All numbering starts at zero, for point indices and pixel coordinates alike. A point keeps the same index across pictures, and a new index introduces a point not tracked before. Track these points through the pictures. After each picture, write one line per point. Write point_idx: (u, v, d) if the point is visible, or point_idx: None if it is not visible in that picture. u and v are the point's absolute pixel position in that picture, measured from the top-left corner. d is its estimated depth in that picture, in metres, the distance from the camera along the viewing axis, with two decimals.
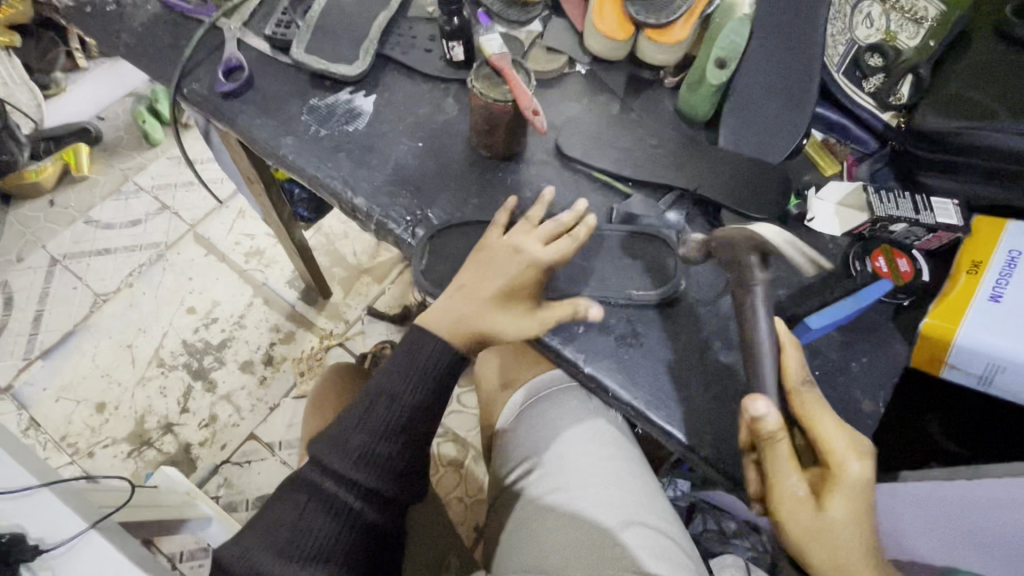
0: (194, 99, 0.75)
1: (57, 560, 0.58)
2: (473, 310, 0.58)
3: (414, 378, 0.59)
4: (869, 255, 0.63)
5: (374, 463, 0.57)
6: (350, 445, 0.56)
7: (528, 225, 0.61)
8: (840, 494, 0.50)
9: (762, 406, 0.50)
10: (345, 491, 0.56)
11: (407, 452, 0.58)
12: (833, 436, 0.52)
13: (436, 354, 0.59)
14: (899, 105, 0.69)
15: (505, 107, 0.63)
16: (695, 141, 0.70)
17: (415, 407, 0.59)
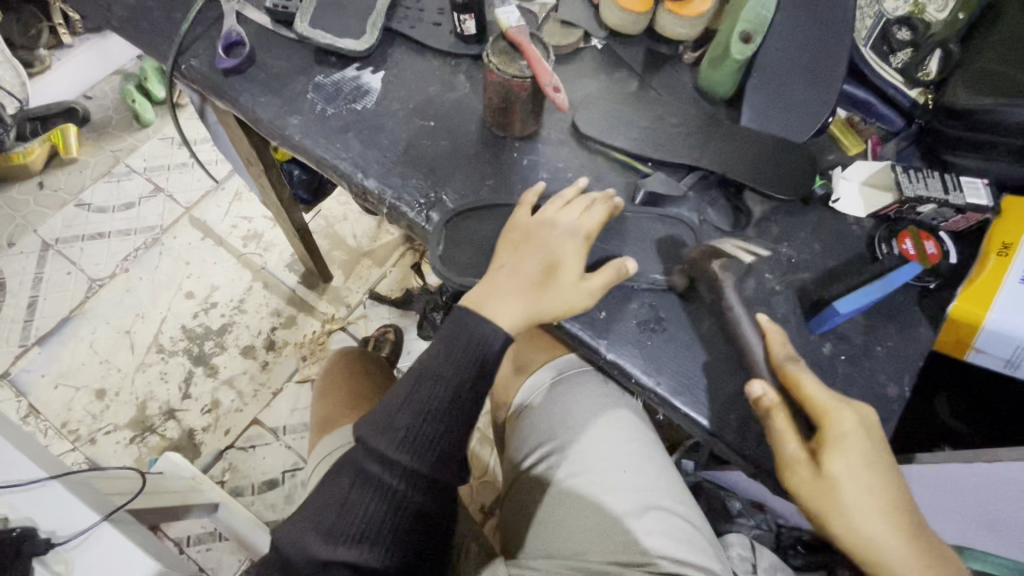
0: (192, 76, 0.71)
1: (71, 552, 0.57)
2: (518, 285, 0.57)
3: (458, 356, 0.56)
4: (895, 237, 0.61)
5: (417, 445, 0.55)
6: (394, 427, 0.55)
7: (560, 203, 0.60)
8: (841, 451, 0.49)
9: (755, 385, 0.53)
10: (388, 473, 0.55)
11: (451, 433, 0.56)
12: (820, 396, 0.51)
13: (480, 331, 0.56)
14: (927, 81, 0.67)
15: (524, 83, 0.60)
16: (717, 119, 0.67)
17: (461, 387, 0.56)
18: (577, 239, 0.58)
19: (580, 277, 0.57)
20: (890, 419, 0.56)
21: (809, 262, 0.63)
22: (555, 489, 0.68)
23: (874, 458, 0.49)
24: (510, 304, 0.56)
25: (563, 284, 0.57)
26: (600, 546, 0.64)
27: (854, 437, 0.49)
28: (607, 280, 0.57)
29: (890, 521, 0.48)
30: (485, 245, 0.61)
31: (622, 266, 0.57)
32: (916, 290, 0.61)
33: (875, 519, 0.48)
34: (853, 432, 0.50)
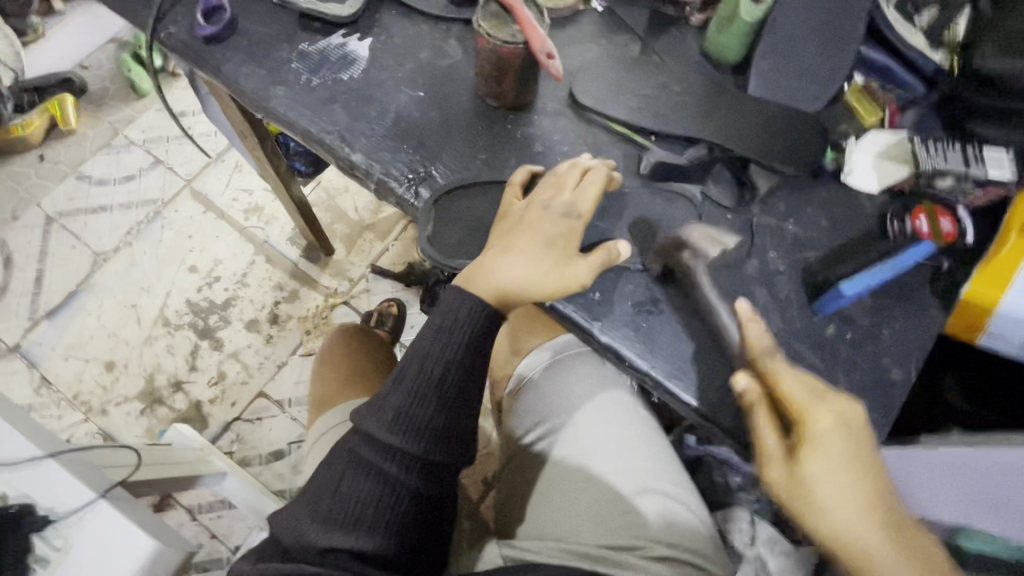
0: (172, 45, 0.68)
1: (69, 528, 0.58)
2: (508, 264, 0.54)
3: (448, 337, 0.55)
4: (909, 213, 0.58)
5: (409, 428, 0.54)
6: (385, 411, 0.54)
7: (555, 177, 0.57)
8: (817, 448, 0.48)
9: (735, 384, 0.52)
10: (380, 457, 0.54)
11: (445, 415, 0.55)
12: (798, 393, 0.50)
13: (468, 308, 0.54)
14: (953, 43, 0.63)
15: (516, 50, 0.57)
16: (723, 87, 0.64)
17: (453, 366, 0.55)
18: (572, 217, 0.55)
19: (574, 258, 0.54)
20: (894, 405, 0.54)
21: (817, 239, 0.60)
22: (551, 469, 0.68)
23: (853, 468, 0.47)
24: (501, 284, 0.54)
25: (557, 262, 0.54)
26: (595, 528, 0.64)
27: (829, 437, 0.48)
28: (602, 260, 0.54)
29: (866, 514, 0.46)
30: (477, 224, 0.59)
31: (613, 247, 0.54)
32: (929, 270, 0.58)
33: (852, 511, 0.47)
34: (830, 432, 0.48)
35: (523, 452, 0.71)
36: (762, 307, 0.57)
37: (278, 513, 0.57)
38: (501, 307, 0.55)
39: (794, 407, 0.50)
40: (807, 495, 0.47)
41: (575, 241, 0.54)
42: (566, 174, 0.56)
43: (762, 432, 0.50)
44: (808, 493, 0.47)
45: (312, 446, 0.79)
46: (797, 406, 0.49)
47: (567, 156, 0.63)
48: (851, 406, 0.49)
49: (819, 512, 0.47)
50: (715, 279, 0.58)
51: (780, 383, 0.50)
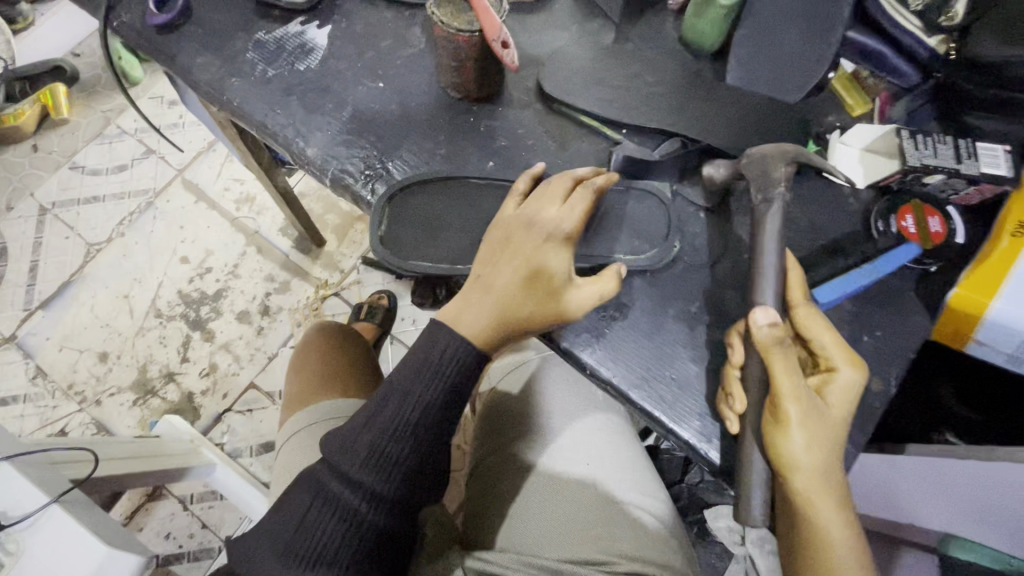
0: (126, 35, 0.65)
1: (21, 534, 0.57)
2: (499, 296, 0.50)
3: (430, 374, 0.51)
4: (895, 212, 0.54)
5: (383, 464, 0.51)
6: (357, 445, 0.50)
7: (540, 193, 0.52)
8: (833, 400, 0.46)
9: (760, 316, 0.46)
10: (349, 493, 0.50)
11: (421, 451, 0.52)
12: (821, 343, 0.48)
13: (453, 349, 0.51)
14: (951, 27, 0.56)
15: (471, 38, 0.53)
16: (699, 77, 0.60)
17: (433, 404, 0.51)
18: (561, 235, 0.50)
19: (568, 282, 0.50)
20: (870, 419, 0.51)
21: (797, 238, 0.56)
22: (518, 478, 0.66)
23: (843, 424, 0.47)
24: (494, 319, 0.50)
25: (551, 290, 0.49)
26: (559, 541, 0.62)
27: (809, 396, 0.45)
28: (607, 289, 0.50)
29: (827, 466, 0.46)
30: (432, 223, 0.55)
31: (619, 266, 0.51)
32: (914, 273, 0.54)
33: (824, 458, 0.46)
34: (852, 389, 0.47)
35: (500, 464, 0.68)
36: (733, 312, 0.54)
37: (234, 543, 0.52)
38: (495, 343, 0.51)
39: (822, 355, 0.48)
40: (797, 437, 0.45)
41: (567, 262, 0.50)
42: (553, 188, 0.51)
43: (783, 368, 0.45)
44: (795, 439, 0.45)
45: (281, 446, 0.78)
46: (832, 355, 0.47)
47: (532, 150, 0.60)
48: (851, 362, 0.47)
49: (801, 457, 0.45)
50: (684, 282, 0.55)
51: (812, 327, 0.48)
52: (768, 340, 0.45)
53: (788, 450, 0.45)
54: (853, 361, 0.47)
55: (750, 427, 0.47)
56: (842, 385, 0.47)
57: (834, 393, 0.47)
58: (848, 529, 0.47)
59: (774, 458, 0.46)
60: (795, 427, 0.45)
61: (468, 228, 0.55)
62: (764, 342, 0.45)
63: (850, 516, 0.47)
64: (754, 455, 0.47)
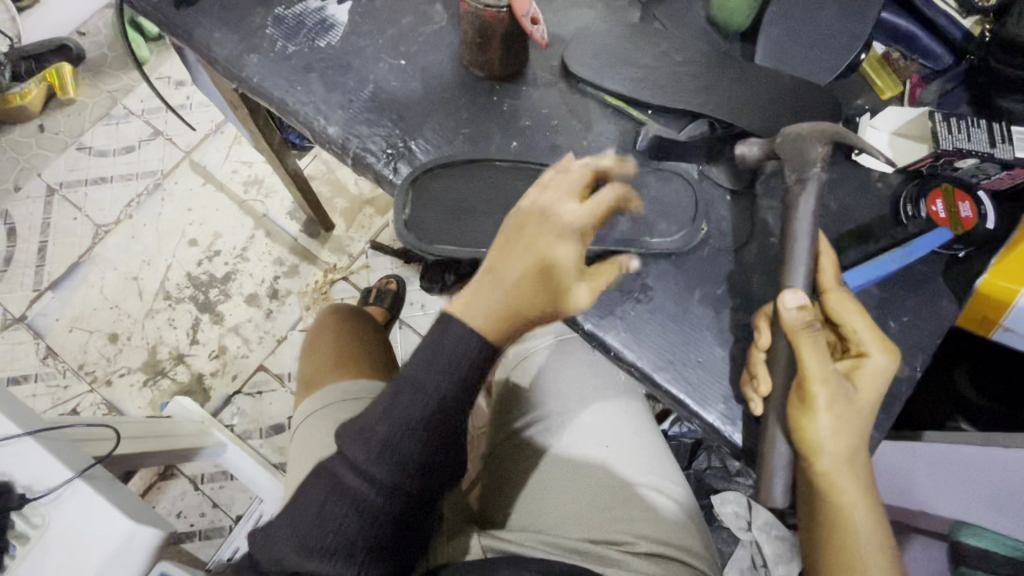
0: (141, 9, 0.64)
1: (46, 507, 0.57)
2: (510, 288, 0.47)
3: (443, 366, 0.47)
4: (924, 197, 0.53)
5: (397, 459, 0.47)
6: (372, 437, 0.47)
7: (555, 185, 0.50)
8: (863, 386, 0.46)
9: (789, 297, 0.46)
10: (364, 486, 0.47)
11: (436, 443, 0.48)
12: (857, 326, 0.47)
13: (468, 337, 0.47)
14: (986, 7, 0.57)
15: (498, 14, 0.52)
16: (728, 57, 0.59)
17: (448, 396, 0.48)
18: (575, 232, 0.49)
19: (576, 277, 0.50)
20: (895, 404, 0.51)
21: (824, 223, 0.55)
22: (536, 459, 0.66)
23: (872, 409, 0.46)
24: (503, 311, 0.47)
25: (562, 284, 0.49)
26: (575, 524, 0.62)
27: (839, 385, 0.45)
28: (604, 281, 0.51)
29: (853, 451, 0.46)
30: (457, 206, 0.55)
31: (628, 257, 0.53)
32: (943, 259, 0.53)
33: (851, 444, 0.45)
34: (882, 374, 0.46)
35: (516, 443, 0.68)
36: (759, 296, 0.54)
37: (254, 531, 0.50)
38: (500, 338, 0.48)
39: (853, 339, 0.47)
40: (824, 421, 0.44)
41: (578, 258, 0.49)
42: (568, 183, 0.51)
43: (810, 352, 0.45)
44: (823, 422, 0.44)
45: (298, 426, 0.78)
46: (864, 339, 0.47)
47: (556, 131, 0.59)
48: (887, 347, 0.47)
49: (826, 440, 0.45)
50: (709, 265, 0.55)
51: (845, 312, 0.47)
52: (796, 322, 0.45)
53: (816, 435, 0.45)
54: (888, 347, 0.47)
55: (775, 409, 0.47)
56: (874, 371, 0.46)
57: (867, 378, 0.46)
58: (870, 512, 0.47)
59: (800, 441, 0.46)
60: (824, 411, 0.44)
61: (492, 212, 0.55)
62: (793, 325, 0.45)
63: (872, 499, 0.47)
64: (779, 437, 0.47)
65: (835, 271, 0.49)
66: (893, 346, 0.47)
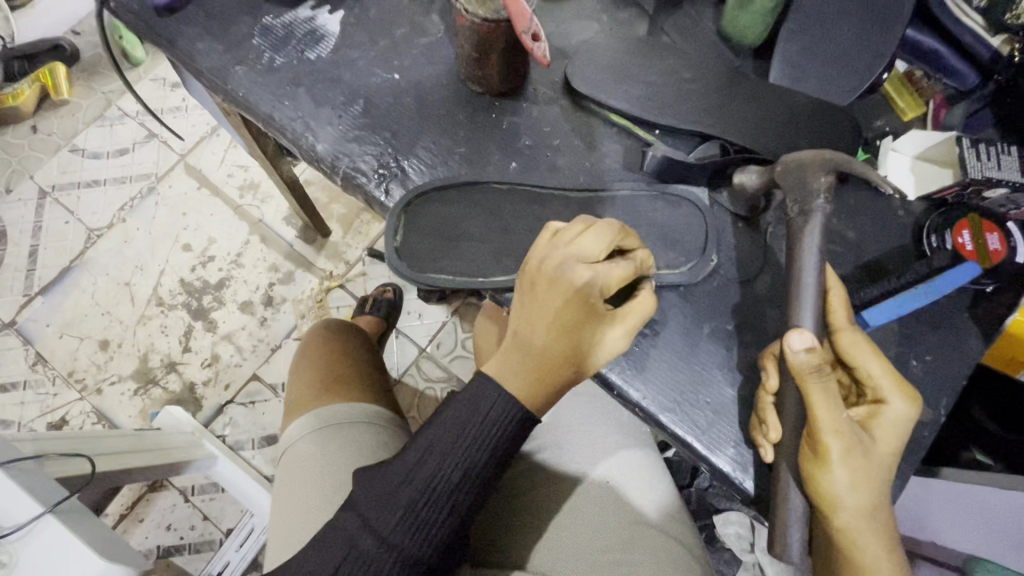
0: (123, 16, 0.61)
1: (13, 544, 0.54)
2: (537, 357, 0.46)
3: (472, 437, 0.47)
4: (950, 227, 0.50)
5: (418, 528, 0.47)
6: (395, 503, 0.47)
7: (565, 237, 0.47)
8: (880, 434, 0.43)
9: (796, 339, 0.42)
10: (384, 554, 0.46)
11: (459, 514, 0.48)
12: (873, 370, 0.44)
13: (499, 408, 0.47)
14: (1017, 26, 0.52)
15: (497, 27, 0.49)
16: (741, 74, 0.55)
17: (475, 467, 0.47)
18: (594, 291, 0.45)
19: (604, 328, 0.46)
20: (917, 450, 0.47)
21: (841, 253, 0.52)
22: (535, 491, 0.63)
23: (892, 459, 0.43)
24: (540, 376, 0.46)
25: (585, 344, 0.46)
26: (580, 565, 0.58)
27: (855, 435, 0.41)
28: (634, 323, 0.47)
29: (875, 507, 0.42)
30: (451, 232, 0.52)
31: (650, 283, 0.49)
32: (969, 294, 0.50)
33: (873, 499, 0.42)
34: (903, 422, 0.43)
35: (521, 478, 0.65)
36: (772, 330, 0.50)
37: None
38: (546, 399, 0.47)
39: (869, 383, 0.44)
40: (840, 475, 0.41)
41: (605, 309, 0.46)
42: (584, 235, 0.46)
43: (822, 400, 0.41)
44: (838, 476, 0.41)
45: (284, 453, 0.74)
46: (881, 384, 0.43)
47: (557, 151, 0.56)
48: (909, 394, 0.43)
49: (843, 494, 0.41)
50: (720, 297, 0.51)
51: (860, 355, 0.44)
52: (805, 368, 0.41)
53: (835, 491, 0.41)
54: (911, 394, 0.43)
55: (787, 459, 0.44)
56: (894, 419, 0.43)
57: (887, 426, 0.43)
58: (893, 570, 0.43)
59: (813, 494, 0.43)
60: (840, 465, 0.41)
61: (489, 239, 0.52)
62: (803, 372, 0.41)
63: (896, 554, 0.44)
64: (791, 489, 0.44)
65: (847, 307, 0.46)
66: (914, 389, 0.44)
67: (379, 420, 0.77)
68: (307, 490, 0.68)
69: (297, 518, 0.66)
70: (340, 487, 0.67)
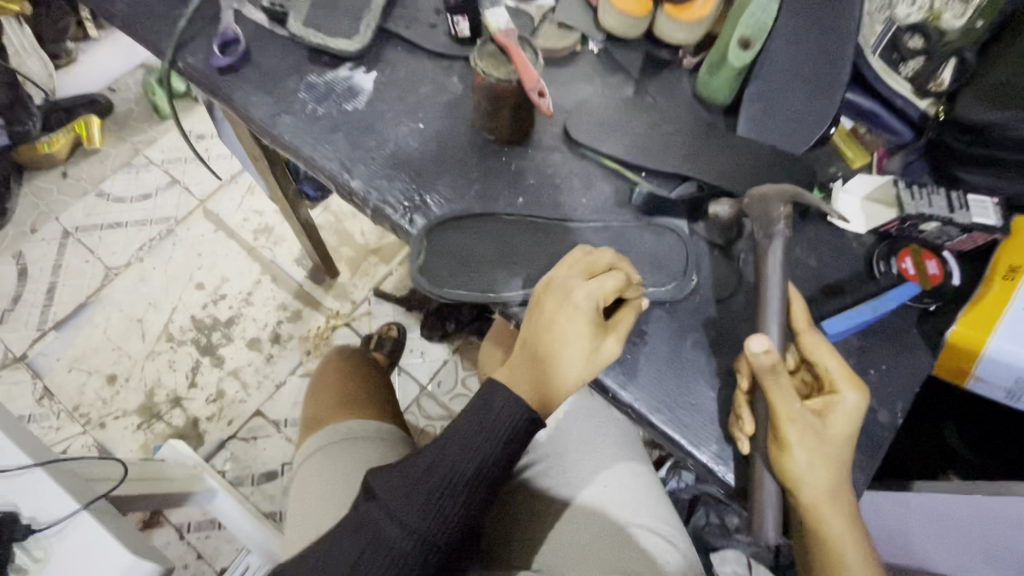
0: (188, 74, 0.71)
1: (49, 540, 0.58)
2: (541, 366, 0.53)
3: (489, 435, 0.52)
4: (895, 255, 0.59)
5: (439, 518, 0.51)
6: (420, 495, 0.51)
7: (568, 266, 0.55)
8: (835, 422, 0.49)
9: (756, 343, 0.48)
10: (404, 539, 0.50)
11: (475, 507, 0.52)
12: (828, 367, 0.50)
13: (512, 407, 0.52)
14: (938, 92, 0.64)
15: (509, 88, 0.59)
16: (713, 128, 0.65)
17: (490, 462, 0.52)
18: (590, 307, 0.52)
19: (598, 345, 0.53)
20: (879, 449, 0.53)
21: (803, 277, 0.60)
22: (534, 496, 0.69)
23: (847, 445, 0.49)
24: (544, 384, 0.53)
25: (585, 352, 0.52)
26: (575, 564, 0.63)
27: (805, 422, 0.48)
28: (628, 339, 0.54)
29: (835, 487, 0.48)
30: (466, 255, 0.60)
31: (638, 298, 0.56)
32: (916, 312, 0.58)
33: (831, 478, 0.48)
34: (854, 411, 0.49)
35: (517, 485, 0.71)
36: (747, 342, 0.57)
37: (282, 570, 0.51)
38: (549, 406, 0.54)
39: (825, 379, 0.50)
40: (797, 457, 0.47)
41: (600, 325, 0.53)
42: (580, 263, 0.55)
43: (778, 392, 0.48)
44: (796, 459, 0.47)
45: (298, 467, 0.79)
46: (833, 378, 0.50)
47: (558, 189, 0.65)
48: (857, 385, 0.49)
49: (803, 474, 0.47)
50: (700, 314, 0.59)
51: (815, 353, 0.51)
52: (764, 366, 0.48)
53: (796, 473, 0.47)
54: (860, 385, 0.50)
55: (759, 449, 0.50)
56: (846, 407, 0.49)
57: (841, 413, 0.49)
58: (860, 545, 0.49)
59: (780, 476, 0.49)
60: (796, 449, 0.47)
61: (498, 261, 0.60)
62: (762, 368, 0.48)
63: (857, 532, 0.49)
64: (765, 474, 0.50)
65: (807, 316, 0.53)
66: (861, 381, 0.50)
67: (387, 437, 0.81)
68: (315, 502, 0.72)
69: (311, 524, 0.70)
70: (346, 498, 0.71)
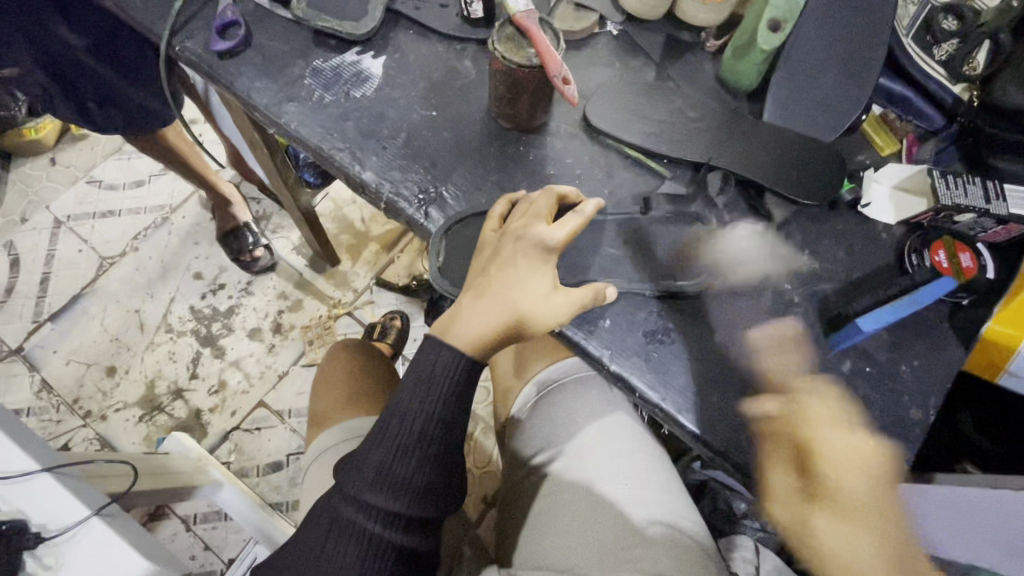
0: (187, 59, 0.67)
1: (61, 546, 0.57)
2: (483, 310, 0.51)
3: (425, 395, 0.52)
4: (928, 247, 0.57)
5: (392, 486, 0.52)
6: (365, 468, 0.52)
7: (522, 215, 0.54)
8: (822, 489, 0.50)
9: (750, 404, 0.53)
10: (365, 517, 0.52)
11: (426, 467, 0.53)
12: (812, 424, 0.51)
13: (444, 362, 0.52)
14: (973, 76, 0.62)
15: (531, 73, 0.56)
16: (739, 114, 0.63)
17: (432, 421, 0.53)
18: (544, 252, 0.51)
19: (547, 291, 0.51)
20: (912, 445, 0.53)
21: (833, 271, 0.59)
22: (547, 495, 0.69)
23: (837, 510, 0.50)
24: (483, 327, 0.51)
25: (533, 298, 0.51)
26: (592, 558, 0.63)
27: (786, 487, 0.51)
28: (584, 297, 0.52)
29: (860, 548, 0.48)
30: None
31: (603, 288, 0.53)
32: (948, 305, 0.57)
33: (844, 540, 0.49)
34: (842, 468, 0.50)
35: (528, 478, 0.72)
36: (777, 338, 0.56)
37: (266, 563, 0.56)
38: (488, 350, 0.52)
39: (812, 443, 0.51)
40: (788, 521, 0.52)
41: (550, 277, 0.52)
42: (536, 210, 0.53)
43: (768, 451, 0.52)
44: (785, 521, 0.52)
45: (311, 463, 0.80)
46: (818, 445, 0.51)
47: (579, 179, 0.62)
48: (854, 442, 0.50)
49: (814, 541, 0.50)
50: (727, 307, 0.57)
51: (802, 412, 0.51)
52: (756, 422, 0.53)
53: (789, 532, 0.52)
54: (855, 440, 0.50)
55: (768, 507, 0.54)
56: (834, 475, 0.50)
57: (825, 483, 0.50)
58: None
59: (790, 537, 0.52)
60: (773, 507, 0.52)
61: None
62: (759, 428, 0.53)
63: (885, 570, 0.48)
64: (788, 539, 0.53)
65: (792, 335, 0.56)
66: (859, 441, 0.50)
67: None
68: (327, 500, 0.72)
69: None
70: None
